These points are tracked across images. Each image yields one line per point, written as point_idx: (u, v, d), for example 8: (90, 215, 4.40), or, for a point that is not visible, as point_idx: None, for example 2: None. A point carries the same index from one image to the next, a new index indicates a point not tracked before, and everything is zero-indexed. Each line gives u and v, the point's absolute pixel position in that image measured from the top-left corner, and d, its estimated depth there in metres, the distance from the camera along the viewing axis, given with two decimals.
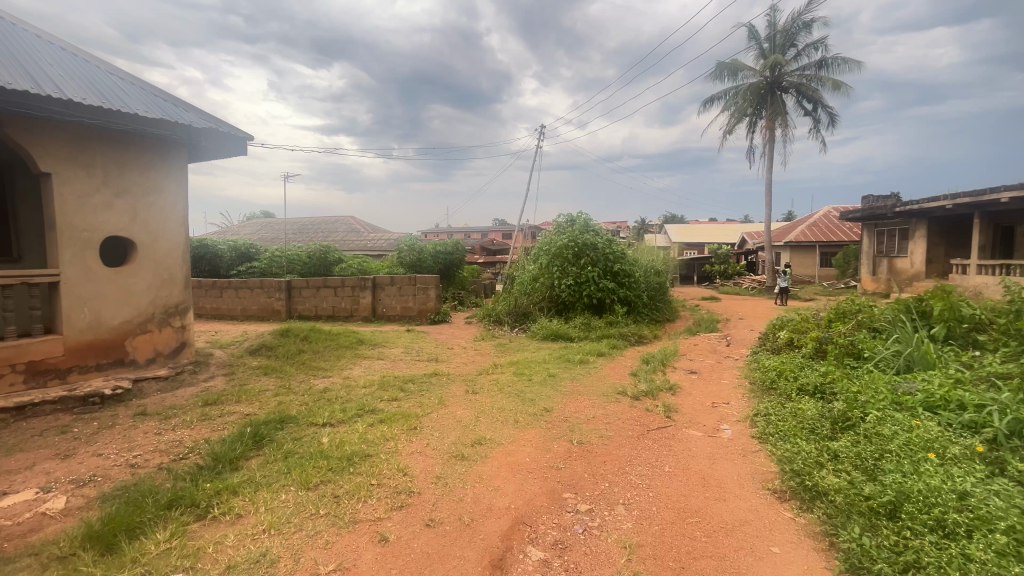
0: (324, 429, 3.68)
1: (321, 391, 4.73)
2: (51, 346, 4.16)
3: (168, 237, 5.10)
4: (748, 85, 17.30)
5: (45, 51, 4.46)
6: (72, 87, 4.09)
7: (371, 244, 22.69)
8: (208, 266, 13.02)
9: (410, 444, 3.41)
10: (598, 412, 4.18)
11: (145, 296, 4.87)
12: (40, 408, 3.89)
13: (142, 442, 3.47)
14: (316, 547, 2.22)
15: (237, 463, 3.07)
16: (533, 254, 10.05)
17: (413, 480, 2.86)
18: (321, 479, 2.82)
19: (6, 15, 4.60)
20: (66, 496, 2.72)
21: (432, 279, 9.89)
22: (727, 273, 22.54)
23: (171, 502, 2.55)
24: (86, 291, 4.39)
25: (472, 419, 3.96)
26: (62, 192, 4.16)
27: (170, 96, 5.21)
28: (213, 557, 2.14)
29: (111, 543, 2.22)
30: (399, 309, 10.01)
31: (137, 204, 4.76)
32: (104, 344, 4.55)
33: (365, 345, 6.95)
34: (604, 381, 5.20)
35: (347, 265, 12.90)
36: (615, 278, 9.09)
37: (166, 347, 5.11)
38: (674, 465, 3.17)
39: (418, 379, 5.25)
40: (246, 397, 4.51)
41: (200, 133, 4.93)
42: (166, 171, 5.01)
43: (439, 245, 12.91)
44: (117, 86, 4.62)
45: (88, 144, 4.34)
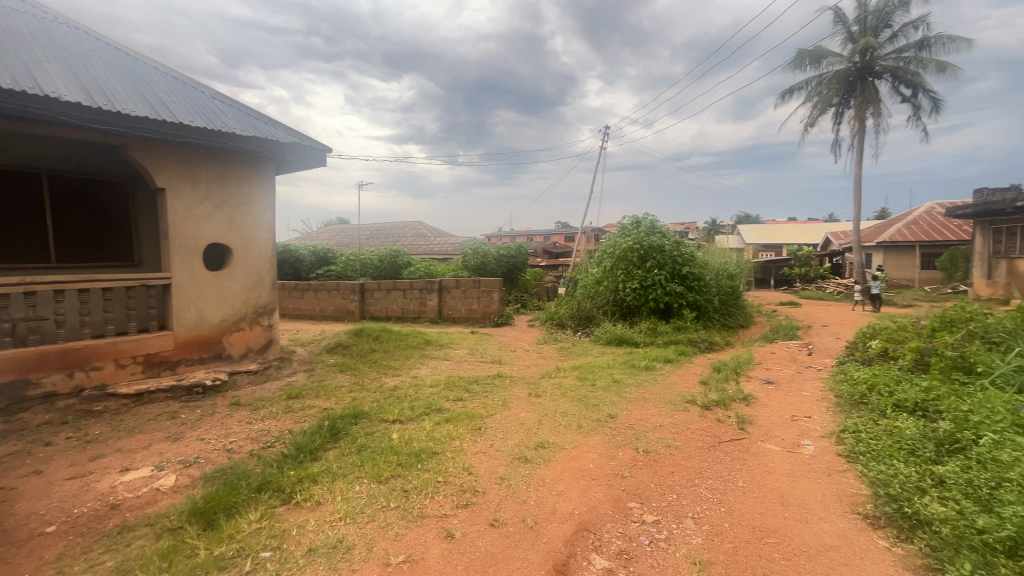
0: (394, 426, 3.85)
1: (392, 388, 4.97)
2: (163, 341, 4.71)
3: (260, 243, 5.56)
4: (833, 73, 16.00)
5: (161, 81, 5.07)
6: (182, 112, 4.62)
7: (437, 247, 23.51)
8: (291, 269, 14.08)
9: (474, 443, 3.49)
10: (665, 420, 4.05)
11: (239, 297, 5.33)
12: (155, 396, 4.41)
13: (236, 430, 3.82)
14: (387, 538, 2.33)
15: (317, 454, 3.30)
16: (597, 257, 9.91)
17: (477, 479, 2.92)
18: (391, 474, 2.96)
19: (131, 52, 5.28)
20: (175, 475, 3.06)
21: (496, 282, 10.05)
22: (808, 275, 20.95)
23: (261, 486, 2.78)
24: (191, 292, 4.91)
25: (535, 422, 3.97)
26: (173, 206, 4.71)
27: (262, 115, 5.73)
28: (297, 539, 2.32)
29: (211, 520, 2.46)
30: (464, 311, 10.24)
31: (234, 214, 5.24)
32: (206, 339, 5.06)
33: (432, 345, 7.20)
34: (672, 388, 5.01)
35: (415, 267, 13.42)
36: (684, 281, 8.73)
37: (257, 343, 5.55)
38: (749, 481, 2.99)
39: (482, 380, 5.35)
40: (324, 393, 4.82)
41: (288, 148, 5.36)
42: (259, 183, 5.47)
43: (503, 248, 13.11)
44: (218, 108, 5.15)
45: (194, 162, 4.87)
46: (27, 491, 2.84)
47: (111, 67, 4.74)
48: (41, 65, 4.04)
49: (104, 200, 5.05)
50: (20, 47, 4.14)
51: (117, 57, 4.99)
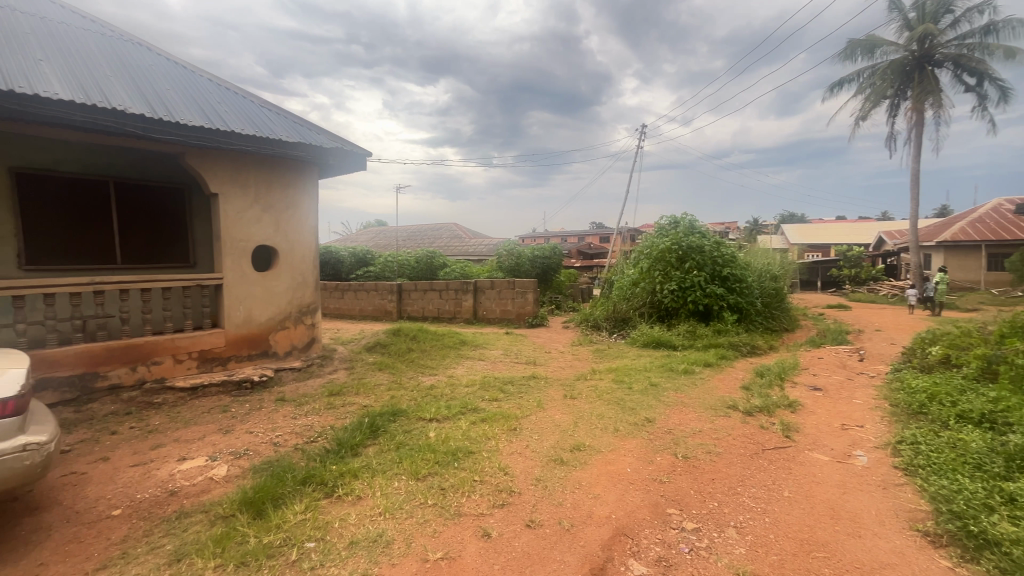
0: (431, 424, 3.92)
1: (428, 387, 5.06)
2: (215, 338, 4.97)
3: (304, 245, 5.77)
4: (887, 63, 15.16)
5: (214, 91, 5.35)
6: (233, 120, 4.86)
7: (472, 249, 23.74)
8: (332, 270, 14.55)
9: (510, 444, 3.50)
10: (705, 426, 3.93)
11: (284, 296, 5.56)
12: (208, 390, 4.66)
13: (282, 425, 3.99)
14: (425, 534, 2.38)
15: (358, 449, 3.39)
16: (633, 258, 9.75)
17: (514, 480, 2.93)
18: (429, 471, 3.01)
19: (187, 66, 5.59)
20: (226, 466, 3.22)
21: (531, 283, 10.05)
22: (859, 277, 19.89)
23: (306, 479, 2.89)
24: (241, 292, 5.16)
25: (571, 424, 3.95)
26: (224, 210, 4.96)
27: (307, 122, 5.96)
28: (339, 532, 2.39)
29: (260, 509, 2.58)
30: (499, 312, 10.30)
31: (280, 217, 5.46)
32: (254, 337, 5.30)
33: (467, 345, 7.28)
34: (712, 393, 4.87)
35: (451, 268, 13.57)
36: (725, 283, 8.46)
37: (300, 341, 5.77)
38: (795, 491, 2.87)
39: (517, 381, 5.36)
40: (364, 390, 4.96)
41: (331, 154, 5.55)
42: (304, 187, 5.68)
43: (537, 249, 13.11)
44: (265, 117, 5.39)
45: (245, 168, 5.11)
46: (96, 476, 3.06)
47: (171, 80, 5.05)
48: (109, 80, 4.35)
49: (164, 205, 5.37)
50: (91, 64, 4.46)
51: (175, 71, 5.31)
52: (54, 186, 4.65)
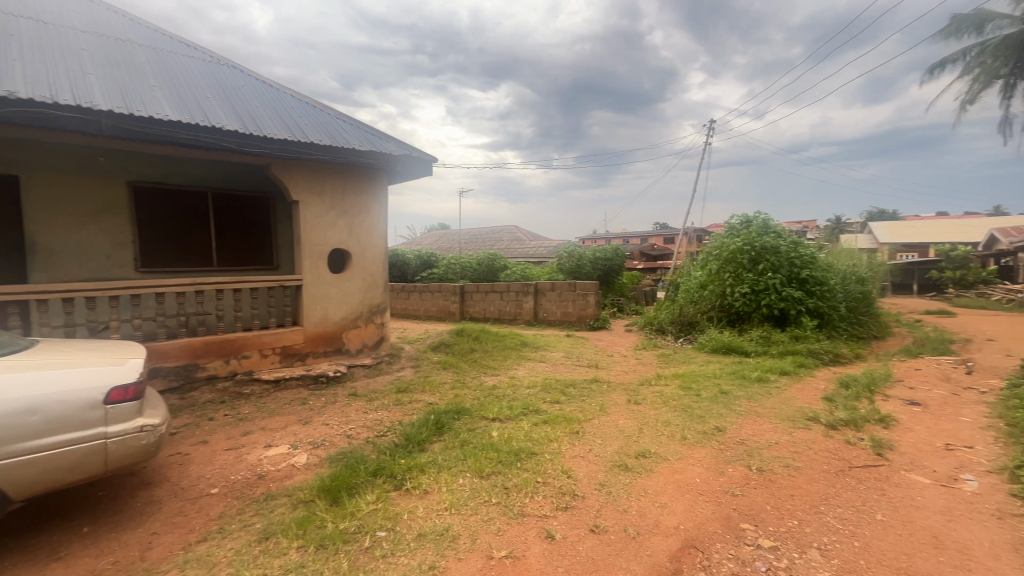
0: (494, 423, 3.98)
1: (491, 387, 5.14)
2: (296, 335, 5.35)
3: (375, 248, 6.06)
4: (1000, 39, 13.45)
5: (296, 106, 5.77)
6: (313, 132, 5.22)
7: (532, 251, 23.83)
8: (398, 272, 15.17)
9: (572, 447, 3.47)
10: (782, 438, 3.69)
11: (356, 297, 5.87)
12: (289, 383, 5.03)
13: (354, 418, 4.22)
14: (490, 532, 2.41)
15: (424, 445, 3.51)
16: (700, 259, 9.35)
17: (577, 484, 2.90)
18: (492, 470, 3.06)
19: (273, 84, 6.08)
20: (306, 454, 3.45)
21: (592, 285, 9.91)
22: (965, 279, 17.75)
23: (376, 471, 3.04)
24: (318, 292, 5.51)
25: (635, 430, 3.85)
26: (304, 216, 5.34)
27: (378, 131, 6.28)
28: (408, 523, 2.49)
29: (336, 497, 2.74)
30: (560, 314, 10.24)
31: (353, 222, 5.78)
32: (329, 335, 5.64)
33: (528, 347, 7.31)
34: (789, 403, 4.56)
35: (511, 270, 13.66)
36: (803, 286, 7.88)
37: (371, 340, 6.07)
38: (889, 514, 2.61)
39: (579, 384, 5.31)
40: (429, 388, 5.12)
41: (399, 160, 5.79)
42: (375, 193, 5.97)
43: (599, 251, 12.91)
44: (341, 128, 5.73)
45: (322, 176, 5.47)
46: (196, 457, 3.39)
47: (259, 98, 5.52)
48: (208, 100, 4.83)
49: (252, 212, 5.87)
50: (194, 87, 4.97)
51: (263, 89, 5.80)
52: (163, 197, 5.24)
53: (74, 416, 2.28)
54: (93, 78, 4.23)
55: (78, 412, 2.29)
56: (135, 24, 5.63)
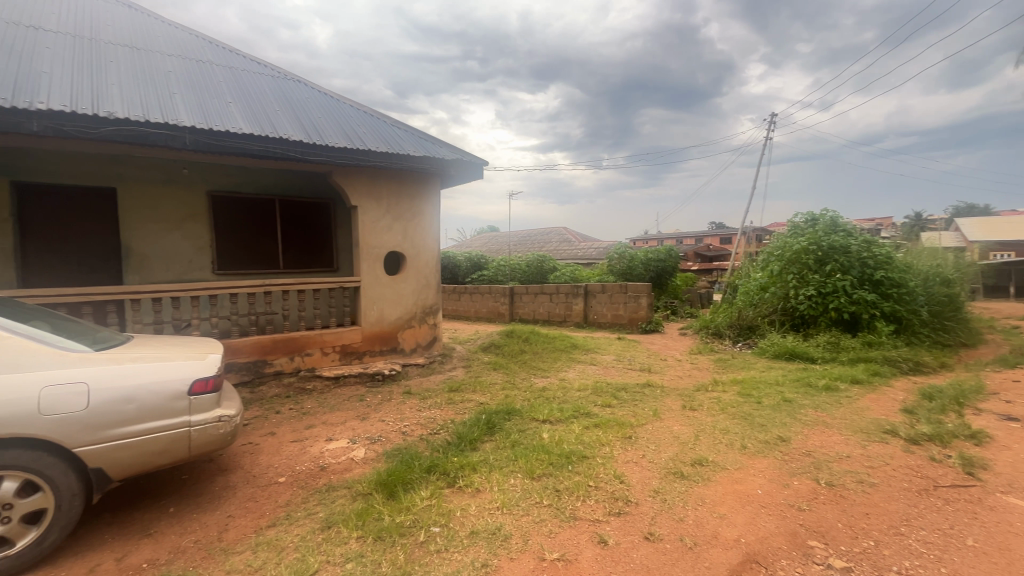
0: (544, 425, 3.98)
1: (541, 389, 5.14)
2: (354, 334, 5.59)
3: (428, 251, 6.22)
4: None
5: (355, 116, 6.05)
6: (371, 140, 5.44)
7: (582, 252, 23.60)
8: (449, 274, 15.49)
9: (625, 452, 3.41)
10: (854, 451, 3.43)
11: (410, 298, 6.06)
12: (348, 380, 5.27)
13: (409, 416, 4.35)
14: (542, 533, 2.41)
15: (476, 444, 3.57)
16: (760, 260, 8.90)
17: (630, 489, 2.84)
18: (543, 472, 3.06)
19: (335, 95, 6.40)
20: (364, 449, 3.60)
21: (644, 287, 9.67)
22: None
23: (430, 467, 3.12)
24: (375, 294, 5.74)
25: (691, 437, 3.72)
26: (362, 220, 5.57)
27: (431, 137, 6.46)
28: (461, 520, 2.54)
29: (393, 491, 2.83)
30: (610, 316, 10.07)
31: (408, 225, 5.97)
32: (385, 334, 5.86)
33: (578, 349, 7.25)
34: (862, 414, 4.24)
35: (560, 272, 13.58)
36: (878, 289, 7.31)
37: (424, 340, 6.23)
38: (983, 540, 2.36)
39: (631, 388, 5.19)
40: (479, 388, 5.19)
41: (452, 165, 5.92)
42: (428, 197, 6.14)
43: (651, 252, 12.59)
44: (397, 135, 5.94)
45: (379, 182, 5.69)
46: (266, 447, 3.63)
47: (322, 109, 5.82)
48: (276, 113, 5.16)
49: (315, 217, 6.21)
50: (264, 102, 5.33)
51: (325, 100, 6.12)
52: (237, 204, 5.65)
53: (162, 405, 2.50)
54: (178, 97, 4.64)
55: (166, 402, 2.52)
56: (214, 47, 6.12)
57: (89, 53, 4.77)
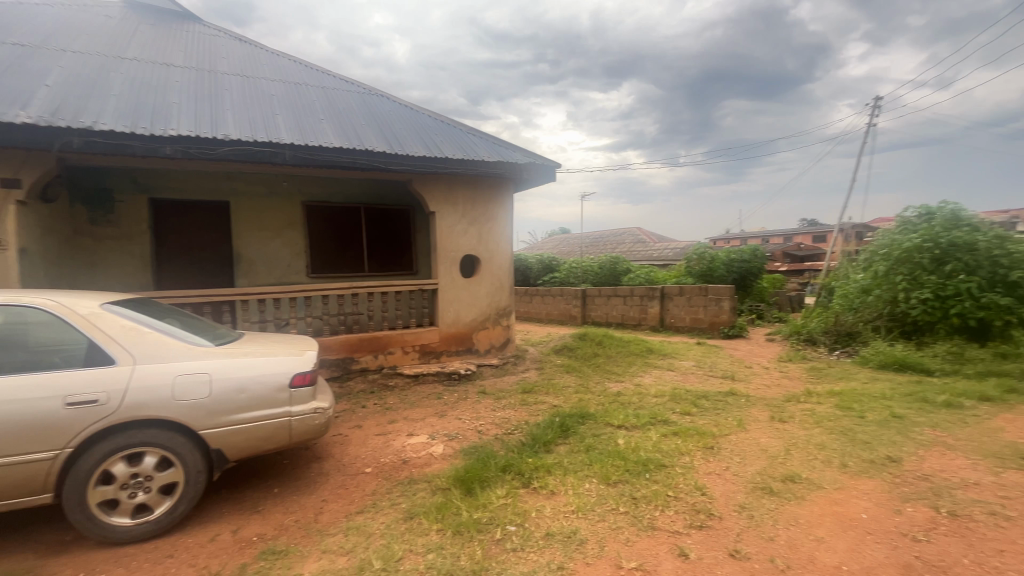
0: (619, 431, 3.89)
1: (615, 393, 5.03)
2: (432, 334, 5.84)
3: (502, 254, 6.34)
4: None
5: (433, 125, 6.32)
6: (448, 148, 5.66)
7: (657, 254, 22.78)
8: (521, 277, 15.66)
9: (707, 462, 3.25)
10: (983, 477, 3.00)
11: (485, 300, 6.21)
12: (427, 378, 5.51)
13: (484, 415, 4.46)
14: (618, 541, 2.37)
15: (550, 446, 3.57)
16: (863, 259, 8.04)
17: (713, 503, 2.70)
18: (619, 478, 3.00)
19: (414, 107, 6.74)
20: (442, 445, 3.75)
21: (726, 289, 9.14)
22: None
23: (505, 467, 3.17)
24: (452, 296, 5.95)
25: (781, 451, 3.46)
26: (440, 225, 5.80)
27: (505, 142, 6.58)
28: (536, 521, 2.56)
29: (470, 488, 2.92)
30: (689, 320, 9.62)
31: (483, 229, 6.12)
32: (461, 335, 6.05)
33: (655, 354, 7.01)
34: (994, 436, 3.68)
35: (635, 273, 13.20)
36: (1013, 292, 6.31)
37: (498, 341, 6.36)
38: None
39: (712, 396, 4.92)
40: (553, 391, 5.20)
41: (525, 169, 6.00)
42: (502, 201, 6.26)
43: (734, 252, 11.86)
44: (472, 141, 6.13)
45: (456, 187, 5.89)
46: (354, 438, 3.91)
47: (403, 121, 6.16)
48: (362, 127, 5.53)
49: (397, 223, 6.57)
50: (352, 117, 5.74)
51: (405, 112, 6.46)
52: (328, 213, 6.14)
53: (268, 396, 2.78)
54: (279, 117, 5.13)
55: (271, 393, 2.79)
56: (309, 70, 6.70)
57: (208, 84, 5.42)
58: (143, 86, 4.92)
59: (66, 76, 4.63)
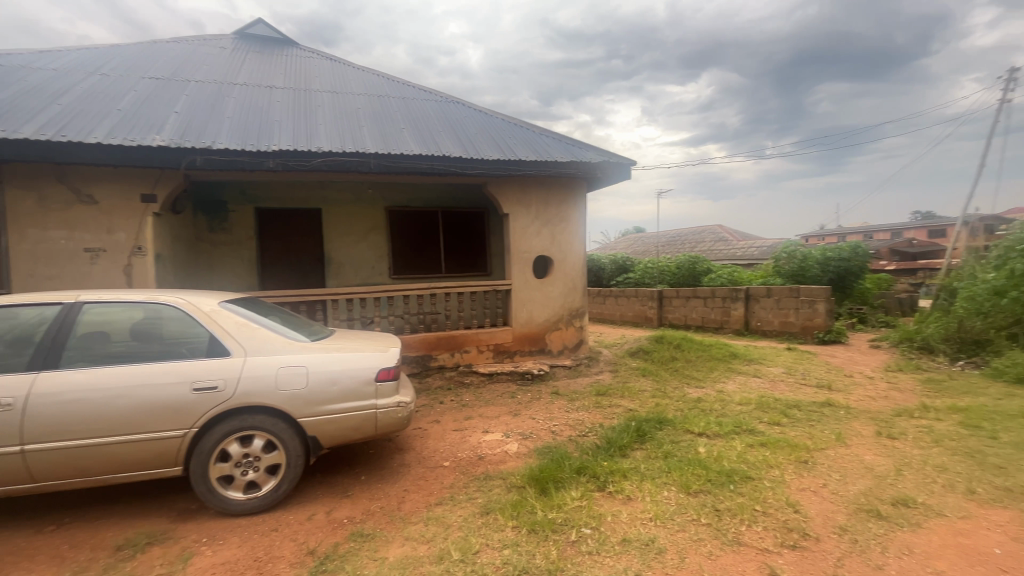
0: (700, 438, 3.71)
1: (695, 399, 4.80)
2: (506, 334, 5.94)
3: (575, 254, 6.30)
4: None
5: (506, 128, 6.43)
6: (521, 150, 5.73)
7: (741, 253, 21.40)
8: (594, 277, 15.44)
9: (800, 478, 3.00)
10: None
11: (558, 300, 6.20)
12: (501, 377, 5.62)
13: (557, 416, 4.45)
14: (701, 553, 2.26)
15: (626, 451, 3.49)
16: (994, 256, 6.96)
17: (808, 522, 2.49)
18: (700, 488, 2.86)
19: (488, 112, 6.90)
20: (517, 443, 3.80)
21: (821, 291, 8.36)
22: None
23: (580, 469, 3.15)
24: (525, 296, 6.01)
25: (891, 470, 3.10)
26: (514, 226, 5.88)
27: (577, 141, 6.54)
28: (612, 526, 2.52)
29: (544, 488, 2.94)
30: (777, 324, 8.94)
31: (556, 229, 6.12)
32: (534, 335, 6.10)
33: (738, 359, 6.59)
34: None
35: (716, 273, 12.49)
36: None
37: (571, 342, 6.32)
38: None
39: (805, 406, 4.53)
40: (628, 394, 5.07)
41: (598, 167, 5.91)
42: (575, 201, 6.21)
43: (831, 249, 10.82)
44: (545, 143, 6.15)
45: (529, 189, 5.94)
46: (433, 432, 4.08)
47: (477, 125, 6.33)
48: (440, 133, 5.76)
49: (472, 225, 6.77)
50: (430, 124, 6.00)
51: (480, 117, 6.63)
52: (409, 217, 6.47)
53: (357, 389, 2.99)
54: (365, 129, 5.49)
55: (359, 386, 2.99)
56: (391, 82, 7.11)
57: (304, 101, 5.93)
58: (252, 108, 5.49)
59: (190, 103, 5.30)
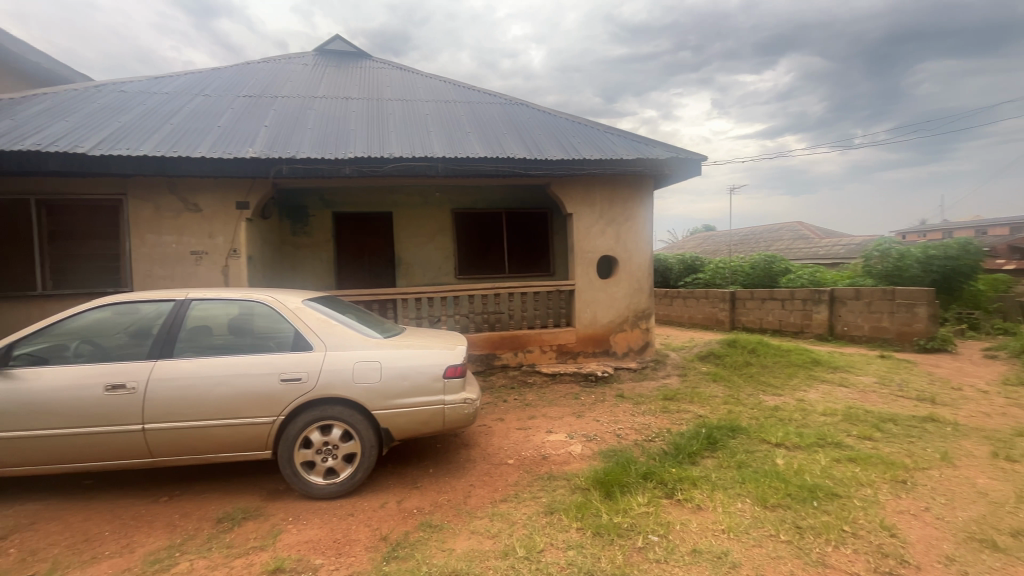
0: (778, 450, 3.48)
1: (772, 408, 4.50)
2: (569, 335, 5.90)
3: (641, 254, 6.13)
4: None
5: (570, 127, 6.39)
6: (585, 149, 5.67)
7: (824, 251, 19.78)
8: (661, 277, 14.94)
9: (897, 499, 2.72)
10: None
11: (623, 301, 6.07)
12: (564, 377, 5.59)
13: (623, 419, 4.35)
14: (780, 572, 2.12)
15: (696, 458, 3.35)
16: None
17: (907, 548, 2.26)
18: (779, 502, 2.68)
19: (552, 112, 6.89)
20: (581, 445, 3.77)
21: (922, 293, 7.50)
22: None
23: (646, 474, 3.06)
24: (589, 297, 5.94)
25: (1010, 497, 2.74)
26: (577, 226, 5.84)
27: (644, 138, 6.36)
28: (681, 535, 2.43)
29: (609, 491, 2.89)
30: (868, 328, 8.16)
31: (621, 229, 5.99)
32: (598, 336, 6.01)
33: (822, 366, 6.09)
34: None
35: (796, 273, 11.62)
36: None
37: (636, 344, 6.17)
38: None
39: (903, 420, 4.10)
40: (697, 400, 4.86)
41: (666, 164, 5.71)
42: (642, 200, 6.05)
43: (934, 246, 9.69)
44: (610, 141, 6.04)
45: (593, 188, 5.87)
46: (497, 430, 4.16)
47: (541, 126, 6.34)
48: (504, 136, 5.84)
49: (536, 226, 6.80)
50: (495, 127, 6.10)
51: (544, 118, 6.64)
52: (474, 219, 6.62)
53: (426, 384, 3.10)
54: (433, 135, 5.69)
55: (428, 381, 3.11)
56: (457, 88, 7.31)
57: (377, 111, 6.26)
58: (330, 119, 5.88)
59: (277, 117, 5.77)
